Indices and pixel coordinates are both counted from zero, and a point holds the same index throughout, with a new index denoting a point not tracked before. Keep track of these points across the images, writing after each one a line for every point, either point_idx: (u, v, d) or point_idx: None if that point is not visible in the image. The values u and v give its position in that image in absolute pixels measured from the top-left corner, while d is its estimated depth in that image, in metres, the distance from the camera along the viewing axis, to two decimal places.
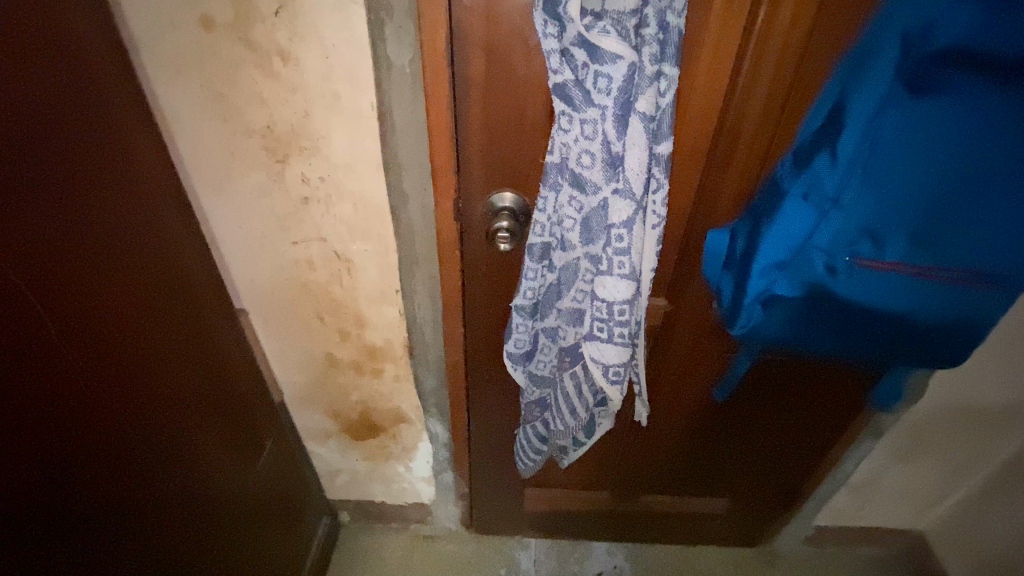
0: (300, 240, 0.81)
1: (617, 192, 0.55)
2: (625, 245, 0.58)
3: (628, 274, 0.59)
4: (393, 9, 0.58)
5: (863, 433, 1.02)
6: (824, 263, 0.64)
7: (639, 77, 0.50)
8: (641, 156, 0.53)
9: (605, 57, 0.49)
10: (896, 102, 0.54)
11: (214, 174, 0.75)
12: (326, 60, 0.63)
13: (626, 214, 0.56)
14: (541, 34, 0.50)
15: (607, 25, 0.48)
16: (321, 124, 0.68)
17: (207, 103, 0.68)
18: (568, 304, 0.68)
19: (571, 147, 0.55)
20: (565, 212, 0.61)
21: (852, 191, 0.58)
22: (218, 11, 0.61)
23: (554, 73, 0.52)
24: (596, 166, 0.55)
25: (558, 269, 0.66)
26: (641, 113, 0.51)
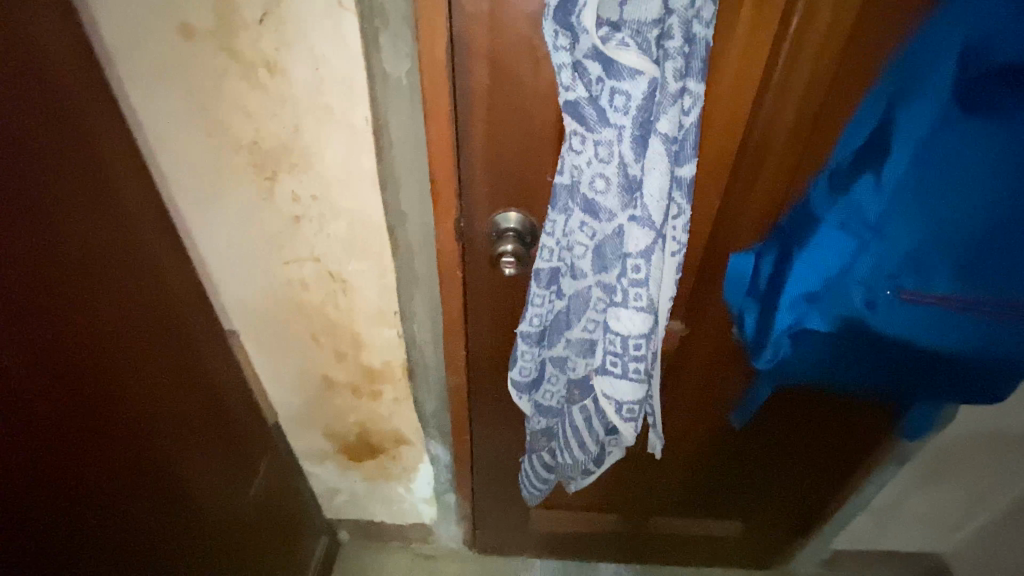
0: (293, 260, 0.76)
1: (634, 219, 0.50)
2: (642, 276, 0.53)
3: (645, 306, 0.54)
4: (389, 16, 0.53)
5: (885, 459, 0.97)
6: (862, 296, 0.58)
7: (661, 94, 0.44)
8: (662, 181, 0.47)
9: (625, 72, 0.44)
10: (948, 124, 0.49)
11: (200, 191, 0.70)
12: (317, 71, 0.58)
13: (644, 243, 0.51)
14: (550, 46, 0.45)
15: (627, 37, 0.43)
16: (312, 138, 0.63)
17: (189, 117, 0.63)
18: (578, 334, 0.63)
19: (583, 170, 0.50)
20: (575, 239, 0.56)
21: (896, 219, 0.53)
22: (198, 18, 0.56)
23: (564, 90, 0.46)
24: (611, 191, 0.50)
25: (568, 297, 0.61)
26: (663, 134, 0.46)
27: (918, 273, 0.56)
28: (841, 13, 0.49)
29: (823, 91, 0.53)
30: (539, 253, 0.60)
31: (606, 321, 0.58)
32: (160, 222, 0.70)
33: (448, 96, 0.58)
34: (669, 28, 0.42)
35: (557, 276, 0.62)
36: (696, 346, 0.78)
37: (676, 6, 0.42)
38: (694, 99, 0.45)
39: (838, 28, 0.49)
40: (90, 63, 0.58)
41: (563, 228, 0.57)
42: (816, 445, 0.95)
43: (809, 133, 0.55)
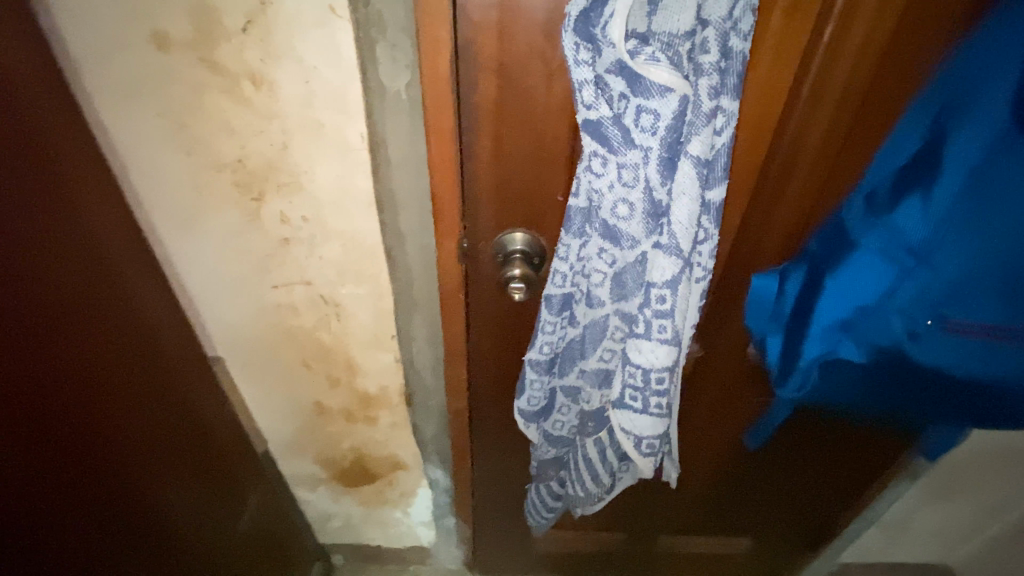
0: (282, 284, 0.71)
1: (660, 247, 0.46)
2: (667, 307, 0.48)
3: (670, 338, 0.50)
4: (387, 24, 0.49)
5: (899, 475, 0.94)
6: (906, 331, 0.50)
7: (694, 113, 0.40)
8: (691, 208, 0.43)
9: (654, 89, 0.39)
10: (1014, 136, 0.41)
11: (180, 213, 0.64)
12: (307, 85, 0.53)
13: (671, 273, 0.46)
14: (570, 60, 0.41)
15: (657, 51, 0.38)
16: (302, 156, 0.58)
17: (165, 134, 0.58)
18: (593, 364, 0.59)
19: (604, 194, 0.46)
20: (592, 266, 0.51)
21: (948, 246, 0.45)
22: (174, 27, 0.51)
23: (583, 108, 0.42)
24: (634, 217, 0.46)
25: (583, 325, 0.57)
26: (694, 156, 0.42)
27: (977, 307, 0.47)
28: (876, 30, 0.46)
29: (854, 108, 0.51)
30: (550, 279, 0.55)
31: (625, 353, 0.54)
32: (133, 252, 0.64)
33: (452, 111, 0.53)
34: (703, 41, 0.38)
35: (571, 303, 0.57)
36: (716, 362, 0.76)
37: (711, 16, 0.38)
38: (727, 118, 0.41)
39: (872, 45, 0.47)
40: (54, 76, 0.52)
41: (578, 253, 0.53)
42: (829, 462, 0.93)
43: (841, 147, 0.53)
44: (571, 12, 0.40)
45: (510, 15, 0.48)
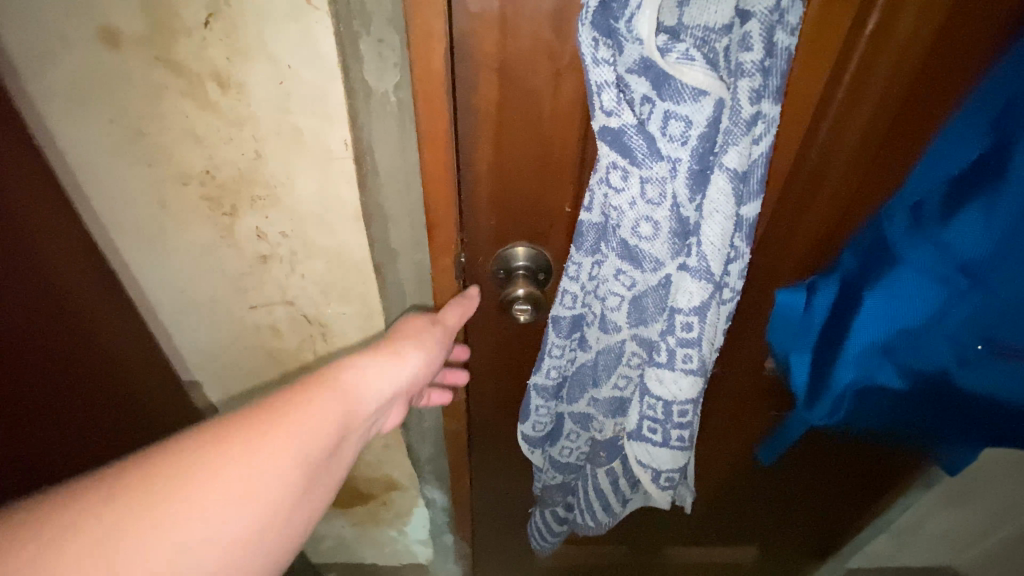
0: (261, 304, 0.64)
1: (687, 270, 0.41)
2: (694, 335, 0.43)
3: (695, 368, 0.45)
4: (371, 17, 0.42)
5: (914, 484, 0.91)
6: (954, 355, 0.46)
7: (733, 120, 0.35)
8: (725, 228, 0.38)
9: (686, 93, 0.34)
10: None
11: (142, 230, 0.58)
12: (281, 87, 0.47)
13: (699, 299, 0.41)
14: (586, 59, 0.35)
15: (690, 48, 0.33)
16: (279, 167, 0.52)
17: (122, 143, 0.51)
18: (607, 391, 0.53)
19: (624, 211, 0.40)
20: (607, 288, 0.46)
21: (1008, 267, 0.41)
22: (124, 21, 0.44)
23: (602, 115, 0.36)
24: (659, 237, 0.40)
25: (595, 349, 0.52)
26: (730, 169, 0.36)
27: None
28: (925, 19, 0.41)
29: (895, 107, 0.46)
30: (559, 300, 0.50)
31: (643, 381, 0.49)
32: (85, 272, 0.56)
33: (448, 115, 0.47)
34: (745, 36, 0.33)
35: (581, 325, 0.52)
36: (731, 374, 0.72)
37: (755, 7, 0.32)
38: (767, 126, 0.36)
39: (919, 36, 0.42)
40: None
41: (591, 273, 0.48)
42: (842, 472, 0.89)
43: (876, 152, 0.49)
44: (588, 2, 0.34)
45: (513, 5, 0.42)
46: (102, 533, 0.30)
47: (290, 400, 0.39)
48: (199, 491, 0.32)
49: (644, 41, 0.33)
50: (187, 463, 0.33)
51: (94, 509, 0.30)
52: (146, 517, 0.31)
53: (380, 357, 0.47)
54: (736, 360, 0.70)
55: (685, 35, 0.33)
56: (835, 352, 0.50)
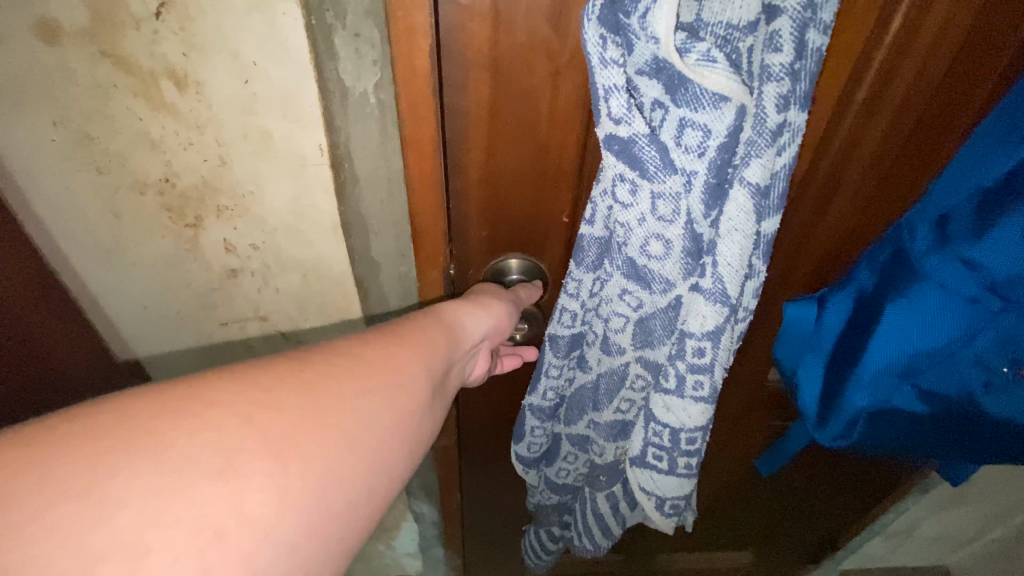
0: (232, 320, 0.59)
1: (700, 292, 0.37)
2: (707, 362, 0.40)
3: (706, 396, 0.42)
4: (346, 9, 0.37)
5: (910, 490, 0.90)
6: (980, 378, 0.43)
7: (756, 130, 0.31)
8: (744, 248, 0.34)
9: (706, 99, 0.30)
10: None
11: (96, 242, 0.52)
12: (246, 86, 0.42)
13: (713, 323, 0.37)
14: (591, 58, 0.31)
15: (711, 49, 0.29)
16: (247, 174, 0.47)
17: (67, 149, 0.45)
18: (608, 415, 0.50)
19: (632, 229, 0.36)
20: (611, 309, 0.42)
21: None
22: (61, 10, 0.38)
23: (609, 122, 0.32)
24: (670, 257, 0.36)
25: (596, 371, 0.48)
26: (752, 184, 0.33)
27: None
28: (957, 16, 0.37)
29: (919, 112, 0.42)
30: (557, 319, 0.46)
31: (648, 406, 0.46)
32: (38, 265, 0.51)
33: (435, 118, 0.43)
34: (772, 34, 0.29)
35: (581, 344, 0.48)
36: (735, 383, 0.69)
37: (784, 3, 0.28)
38: (793, 136, 0.32)
39: (950, 35, 0.38)
40: None
41: (593, 291, 0.44)
42: (840, 480, 0.87)
43: (896, 160, 0.46)
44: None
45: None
46: (268, 420, 0.28)
47: (406, 328, 0.38)
48: (349, 391, 0.32)
49: (658, 39, 0.29)
50: (339, 368, 0.32)
51: (258, 396, 0.29)
52: (309, 407, 0.30)
53: (474, 300, 0.46)
54: (739, 368, 0.67)
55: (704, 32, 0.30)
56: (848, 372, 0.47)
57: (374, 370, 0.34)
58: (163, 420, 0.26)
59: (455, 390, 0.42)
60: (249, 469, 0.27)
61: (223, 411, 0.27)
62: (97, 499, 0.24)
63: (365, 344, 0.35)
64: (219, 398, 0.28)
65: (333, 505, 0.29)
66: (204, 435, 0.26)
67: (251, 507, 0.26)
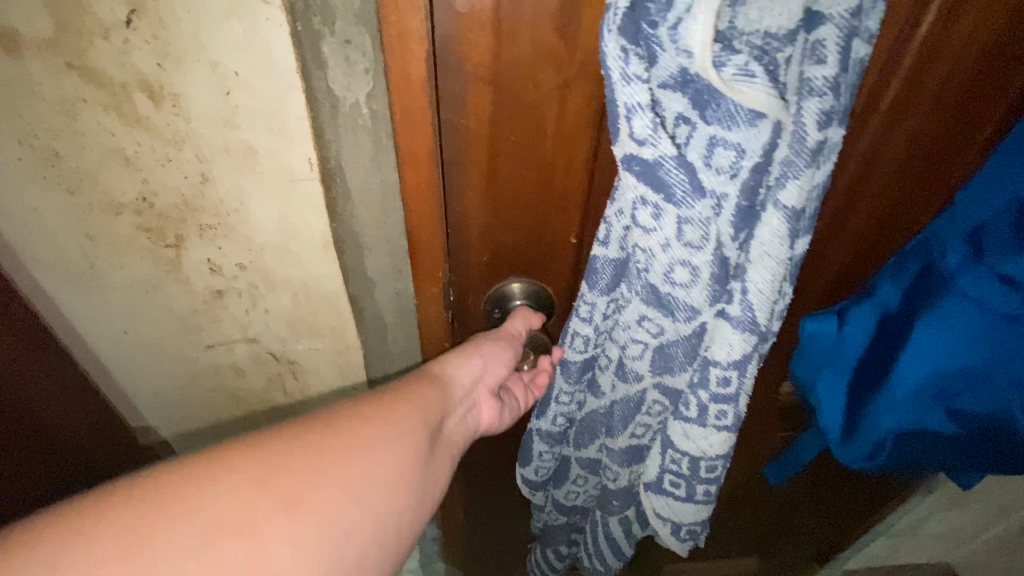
0: (218, 343, 0.56)
1: (727, 320, 0.35)
2: (732, 391, 0.38)
3: (729, 424, 0.40)
4: (336, 14, 0.35)
5: (916, 491, 0.89)
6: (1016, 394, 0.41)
7: (798, 149, 0.29)
8: (775, 274, 0.33)
9: (742, 116, 0.28)
10: None
11: (70, 266, 0.49)
12: (227, 98, 0.39)
13: (741, 352, 0.35)
14: (612, 73, 0.28)
15: (749, 63, 0.27)
16: (231, 192, 0.44)
17: (34, 168, 0.42)
18: (622, 441, 0.47)
19: (655, 257, 0.33)
20: (629, 336, 0.39)
21: None
22: (21, 18, 0.35)
23: (631, 142, 0.29)
24: (696, 285, 0.34)
25: (610, 399, 0.45)
26: (788, 208, 0.31)
27: None
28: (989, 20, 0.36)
29: (943, 121, 0.41)
30: (569, 343, 0.44)
31: (667, 434, 0.43)
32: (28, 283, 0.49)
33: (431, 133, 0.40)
34: (816, 42, 0.27)
35: (592, 368, 0.46)
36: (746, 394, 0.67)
37: (831, 11, 0.27)
38: (831, 154, 0.31)
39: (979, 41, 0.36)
40: None
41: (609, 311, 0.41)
42: (849, 485, 0.86)
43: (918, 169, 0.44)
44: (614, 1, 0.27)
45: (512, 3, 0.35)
46: (286, 477, 0.27)
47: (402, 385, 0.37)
48: (361, 443, 0.30)
49: (693, 54, 0.27)
50: (346, 421, 0.31)
51: (271, 455, 0.27)
52: (324, 462, 0.28)
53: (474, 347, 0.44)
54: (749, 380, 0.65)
55: (733, 40, 0.28)
56: (869, 395, 0.46)
57: (382, 420, 0.32)
58: (188, 487, 0.25)
59: (462, 446, 0.39)
60: (272, 523, 0.25)
61: (239, 472, 0.26)
62: (148, 556, 0.23)
63: (367, 399, 0.33)
64: (236, 463, 0.27)
65: (352, 558, 0.27)
66: (225, 498, 0.25)
67: (273, 556, 0.25)
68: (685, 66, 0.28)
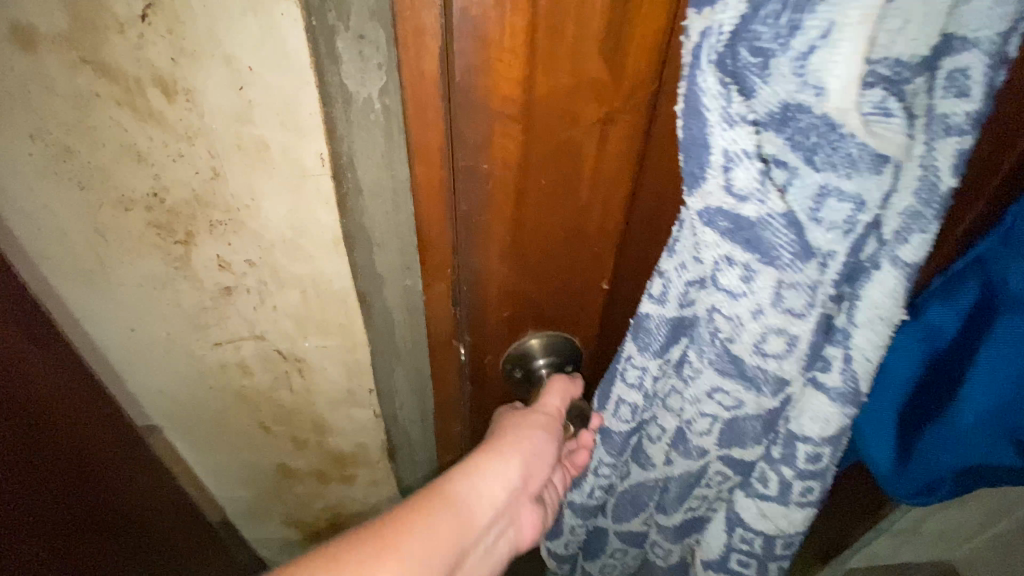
0: (226, 341, 0.56)
1: (823, 389, 0.38)
2: (821, 463, 0.41)
3: (812, 497, 0.43)
4: (350, 10, 0.35)
5: None
6: None
7: (928, 201, 0.31)
8: (880, 337, 0.35)
9: (866, 161, 0.28)
10: None
11: (78, 263, 0.49)
12: (241, 93, 0.39)
13: (837, 423, 0.39)
14: (711, 114, 0.29)
15: (881, 99, 0.27)
16: (242, 188, 0.44)
17: (46, 163, 0.42)
18: (678, 517, 0.50)
19: (746, 326, 0.34)
20: (698, 410, 0.41)
21: None
22: (37, 13, 0.35)
23: (726, 194, 0.30)
24: (790, 358, 0.35)
25: (677, 469, 0.47)
26: (905, 268, 0.33)
27: None
28: None
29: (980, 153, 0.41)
30: (615, 414, 0.47)
31: (738, 496, 0.46)
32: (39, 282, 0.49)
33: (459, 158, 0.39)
34: (958, 71, 0.28)
35: (641, 433, 0.48)
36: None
37: (979, 41, 0.27)
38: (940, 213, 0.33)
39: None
40: None
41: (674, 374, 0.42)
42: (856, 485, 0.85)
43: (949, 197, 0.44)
44: (721, 25, 0.26)
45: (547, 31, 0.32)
46: None
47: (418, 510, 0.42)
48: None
49: (825, 88, 0.26)
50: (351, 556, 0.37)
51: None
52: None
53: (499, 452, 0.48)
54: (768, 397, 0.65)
55: (869, 73, 0.27)
56: (934, 416, 0.48)
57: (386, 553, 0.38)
58: None
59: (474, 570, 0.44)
60: None
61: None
62: None
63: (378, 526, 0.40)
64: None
65: None
66: None
67: None
68: (795, 101, 0.27)
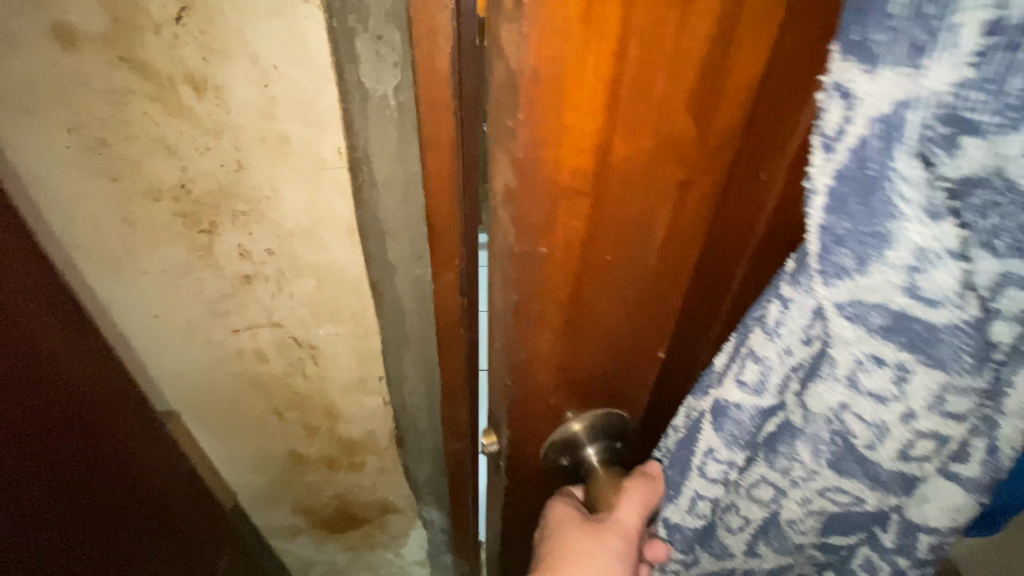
0: (244, 328, 0.59)
1: (958, 480, 0.30)
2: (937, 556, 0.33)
3: None
4: (369, 13, 0.38)
5: None
6: None
7: None
8: None
9: None
10: None
11: (108, 251, 0.51)
12: (265, 90, 0.41)
13: (966, 518, 0.31)
14: (902, 158, 0.23)
15: None
16: (264, 180, 0.47)
17: (81, 156, 0.45)
18: None
19: (893, 426, 0.29)
20: (800, 503, 0.35)
21: None
22: (78, 15, 0.38)
23: (902, 273, 0.25)
24: (931, 458, 0.29)
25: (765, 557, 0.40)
26: None
27: None
28: None
29: None
30: (687, 509, 0.40)
31: None
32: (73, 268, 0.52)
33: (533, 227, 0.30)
34: None
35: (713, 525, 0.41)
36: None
37: None
38: None
39: None
40: None
41: (787, 476, 0.35)
42: None
43: None
44: (915, 96, 0.21)
45: (678, 69, 0.24)
46: None
47: None
48: None
49: None
50: None
51: None
52: None
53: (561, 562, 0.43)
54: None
55: None
56: None
57: None
58: None
59: None
60: None
61: None
62: None
63: None
64: None
65: None
66: None
67: None
68: (981, 172, 0.23)
